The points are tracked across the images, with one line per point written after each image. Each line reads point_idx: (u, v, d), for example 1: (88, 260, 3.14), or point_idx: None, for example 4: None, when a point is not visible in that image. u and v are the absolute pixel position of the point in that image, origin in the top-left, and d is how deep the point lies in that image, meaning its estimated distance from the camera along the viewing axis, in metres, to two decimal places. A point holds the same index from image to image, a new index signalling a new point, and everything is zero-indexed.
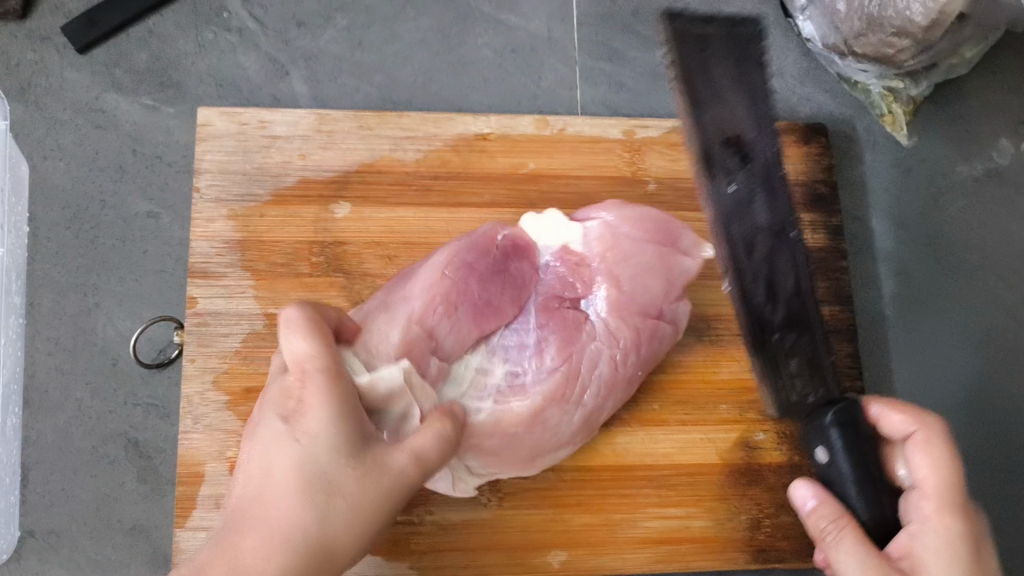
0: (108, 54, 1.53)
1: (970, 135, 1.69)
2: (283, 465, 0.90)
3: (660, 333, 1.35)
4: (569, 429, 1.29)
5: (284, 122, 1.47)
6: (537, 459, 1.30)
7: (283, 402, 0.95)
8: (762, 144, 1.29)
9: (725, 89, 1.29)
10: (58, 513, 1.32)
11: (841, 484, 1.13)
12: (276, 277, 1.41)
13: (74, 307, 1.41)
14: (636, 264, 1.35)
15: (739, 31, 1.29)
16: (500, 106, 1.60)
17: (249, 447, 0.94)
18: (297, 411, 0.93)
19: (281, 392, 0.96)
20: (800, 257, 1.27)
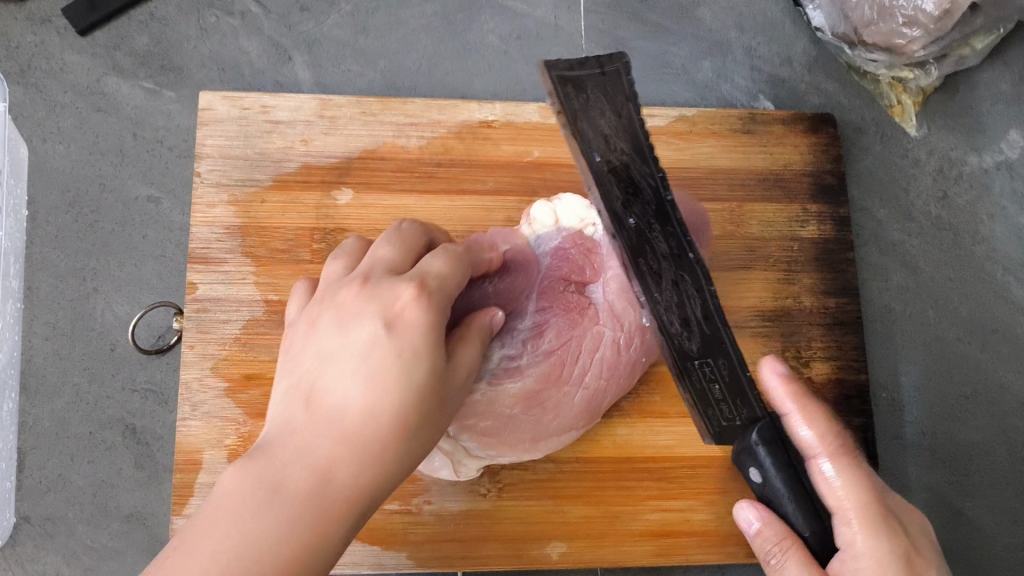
0: (110, 37, 1.51)
1: (981, 127, 1.66)
2: (378, 373, 0.84)
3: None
4: (572, 412, 1.28)
5: (287, 107, 1.45)
6: (537, 442, 1.27)
7: (386, 303, 0.89)
8: (654, 175, 1.11)
9: (603, 131, 1.12)
10: (55, 499, 1.31)
11: (778, 501, 1.01)
12: (276, 263, 1.39)
13: (73, 291, 1.40)
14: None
15: (609, 62, 1.12)
16: (505, 93, 1.58)
17: (334, 337, 0.89)
18: (399, 317, 0.88)
19: (387, 292, 0.91)
20: (701, 279, 1.10)
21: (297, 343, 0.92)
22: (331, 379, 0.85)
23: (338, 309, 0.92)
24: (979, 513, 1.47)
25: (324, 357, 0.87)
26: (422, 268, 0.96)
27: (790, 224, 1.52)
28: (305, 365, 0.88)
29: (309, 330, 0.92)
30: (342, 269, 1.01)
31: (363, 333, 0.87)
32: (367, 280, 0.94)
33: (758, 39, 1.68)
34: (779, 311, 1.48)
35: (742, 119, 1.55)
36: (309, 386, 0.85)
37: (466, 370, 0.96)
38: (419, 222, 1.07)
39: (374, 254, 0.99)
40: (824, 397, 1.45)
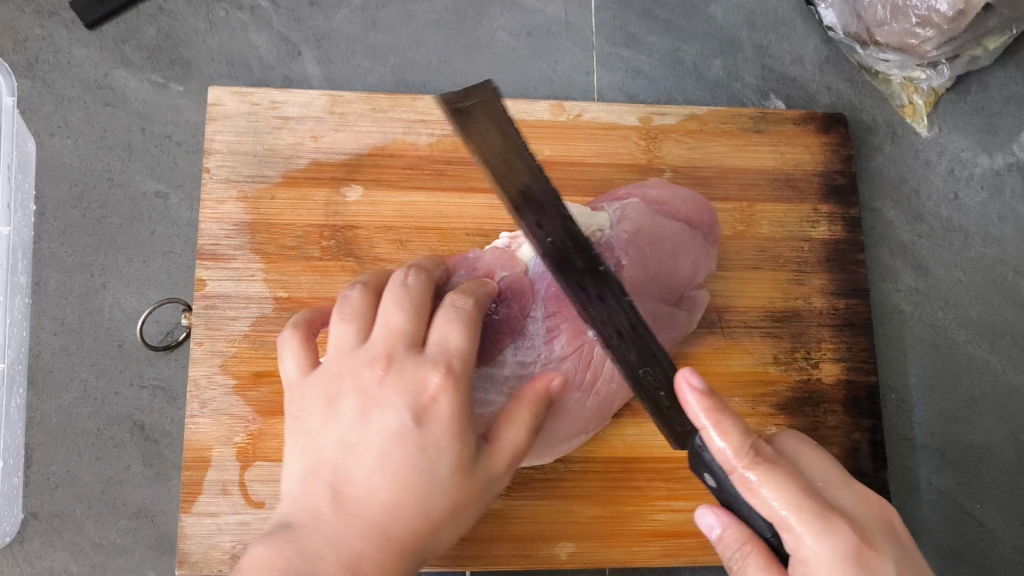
0: (118, 30, 1.50)
1: (992, 128, 1.66)
2: (403, 470, 0.99)
3: (677, 320, 1.37)
4: (585, 417, 1.29)
5: (297, 102, 1.44)
6: (550, 449, 1.28)
7: (415, 394, 1.01)
8: (551, 194, 1.14)
9: (497, 152, 1.14)
10: (63, 496, 1.31)
11: (738, 503, 0.99)
12: (285, 260, 1.38)
13: (81, 287, 1.39)
14: (659, 247, 1.35)
15: (481, 93, 1.15)
16: (515, 90, 1.57)
17: (359, 425, 1.02)
18: (427, 413, 1.01)
19: (414, 379, 1.02)
20: (615, 290, 1.13)
21: (318, 425, 1.04)
22: (358, 470, 0.99)
23: (362, 394, 1.03)
24: (988, 514, 1.47)
25: (348, 444, 1.01)
26: (442, 344, 1.06)
27: (800, 224, 1.51)
28: (329, 449, 1.02)
29: (327, 411, 1.04)
30: (350, 335, 1.09)
31: (389, 426, 1.00)
32: (390, 362, 1.04)
33: (769, 38, 1.67)
34: (789, 312, 1.48)
35: (753, 119, 1.54)
36: (335, 473, 1.00)
37: (502, 447, 1.07)
38: (424, 274, 1.13)
39: (388, 323, 1.07)
40: (834, 399, 1.45)
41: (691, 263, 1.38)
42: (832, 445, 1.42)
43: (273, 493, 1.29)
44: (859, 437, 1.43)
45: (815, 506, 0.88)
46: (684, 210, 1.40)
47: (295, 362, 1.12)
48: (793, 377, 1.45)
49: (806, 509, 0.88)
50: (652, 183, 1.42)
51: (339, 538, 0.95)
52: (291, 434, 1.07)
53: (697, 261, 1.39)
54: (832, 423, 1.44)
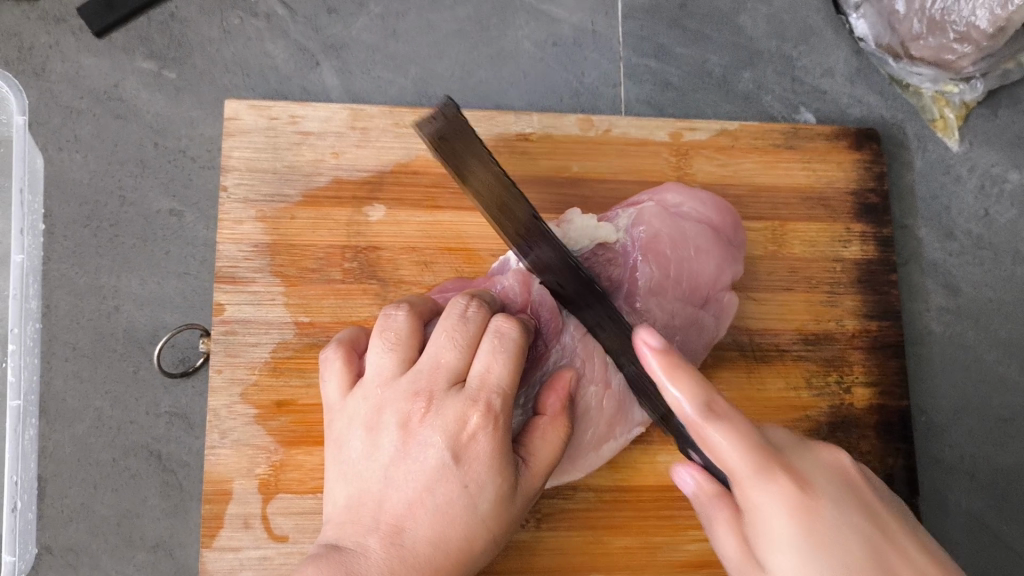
0: (128, 39, 1.44)
1: (1022, 143, 1.63)
2: (443, 503, 0.99)
3: (702, 325, 1.34)
4: (604, 417, 1.27)
5: (317, 117, 1.39)
6: (577, 461, 1.26)
7: (455, 434, 1.00)
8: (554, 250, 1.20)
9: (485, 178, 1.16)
10: (78, 529, 1.26)
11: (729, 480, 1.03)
12: (306, 283, 1.34)
13: (93, 310, 1.34)
14: (680, 248, 1.33)
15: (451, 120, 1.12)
16: (541, 103, 1.51)
17: (399, 458, 1.01)
18: (467, 451, 1.00)
19: (456, 417, 1.01)
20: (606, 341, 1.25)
21: (359, 452, 1.04)
22: (399, 502, 0.99)
23: (402, 425, 1.02)
24: (1016, 539, 1.46)
25: (390, 475, 1.01)
26: (484, 377, 1.03)
27: (832, 244, 1.48)
28: (372, 478, 1.02)
29: (368, 437, 1.04)
30: (393, 364, 1.06)
31: (429, 460, 1.00)
32: (432, 397, 1.02)
33: (799, 49, 1.63)
34: (820, 335, 1.44)
35: (786, 135, 1.50)
36: (378, 503, 1.00)
37: (542, 469, 1.09)
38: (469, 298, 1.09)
39: (435, 355, 1.05)
40: (866, 424, 1.43)
41: (715, 264, 1.35)
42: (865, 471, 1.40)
43: (296, 526, 1.25)
44: (894, 463, 1.41)
45: (763, 462, 0.90)
46: (703, 211, 1.37)
47: (338, 382, 1.10)
48: (825, 402, 1.42)
49: (752, 460, 0.90)
50: (669, 187, 1.39)
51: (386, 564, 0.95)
52: (331, 459, 1.07)
53: (724, 261, 1.35)
54: (865, 449, 1.41)
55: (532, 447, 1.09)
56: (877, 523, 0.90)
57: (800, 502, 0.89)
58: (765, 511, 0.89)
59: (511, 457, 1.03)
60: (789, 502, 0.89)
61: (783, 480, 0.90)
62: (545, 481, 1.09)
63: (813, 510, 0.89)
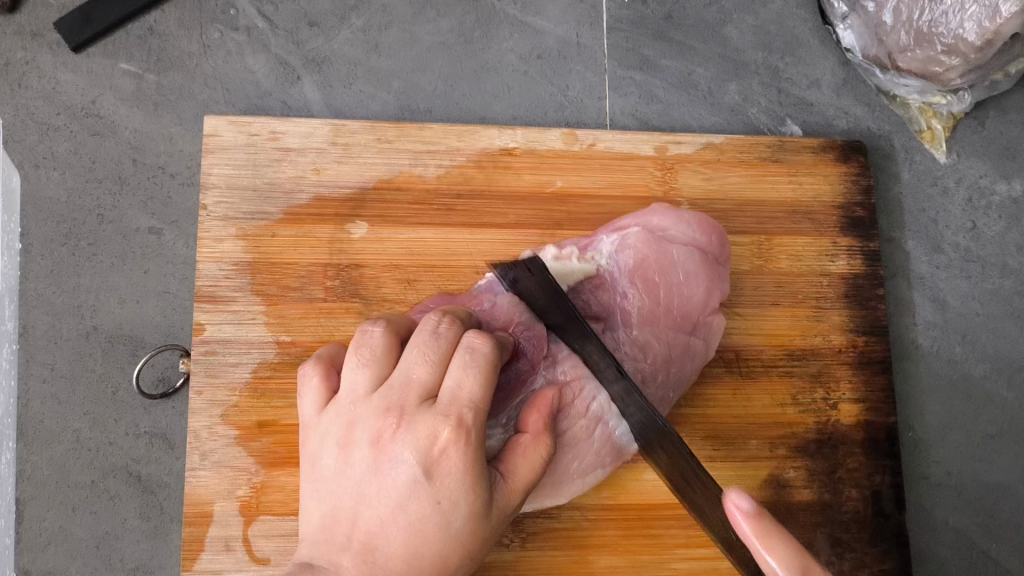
0: (106, 54, 1.42)
1: (1009, 154, 1.62)
2: (416, 520, 0.98)
3: (694, 352, 1.32)
4: (592, 449, 1.28)
5: (298, 133, 1.37)
6: (562, 486, 1.27)
7: (426, 449, 0.98)
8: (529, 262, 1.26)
9: None
10: (56, 553, 1.25)
11: None
12: (287, 302, 1.32)
13: (71, 330, 1.32)
14: (667, 274, 1.32)
15: None
16: (525, 116, 1.50)
17: (372, 475, 1.00)
18: (439, 466, 0.98)
19: (426, 433, 0.99)
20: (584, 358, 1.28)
21: (333, 469, 1.03)
22: (372, 520, 0.98)
23: (374, 442, 1.01)
24: (1005, 555, 1.45)
25: (362, 493, 1.00)
26: (455, 392, 1.01)
27: (820, 259, 1.47)
28: (345, 496, 1.01)
29: (341, 455, 1.03)
30: (366, 381, 1.05)
31: (401, 478, 0.99)
32: (402, 413, 1.01)
33: (785, 60, 1.61)
34: (807, 350, 1.44)
35: (771, 148, 1.49)
36: (351, 520, 1.00)
37: (522, 485, 1.07)
38: (443, 318, 1.10)
39: (407, 371, 1.04)
40: (853, 440, 1.42)
41: (704, 289, 1.33)
42: (851, 487, 1.40)
43: (278, 549, 1.24)
44: (879, 479, 1.41)
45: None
46: (691, 234, 1.34)
47: (314, 398, 1.09)
48: (812, 419, 1.41)
49: None
50: (657, 208, 1.36)
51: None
52: (307, 477, 1.06)
53: (712, 286, 1.34)
54: (851, 465, 1.41)
55: (512, 465, 1.08)
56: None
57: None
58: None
59: (486, 473, 1.01)
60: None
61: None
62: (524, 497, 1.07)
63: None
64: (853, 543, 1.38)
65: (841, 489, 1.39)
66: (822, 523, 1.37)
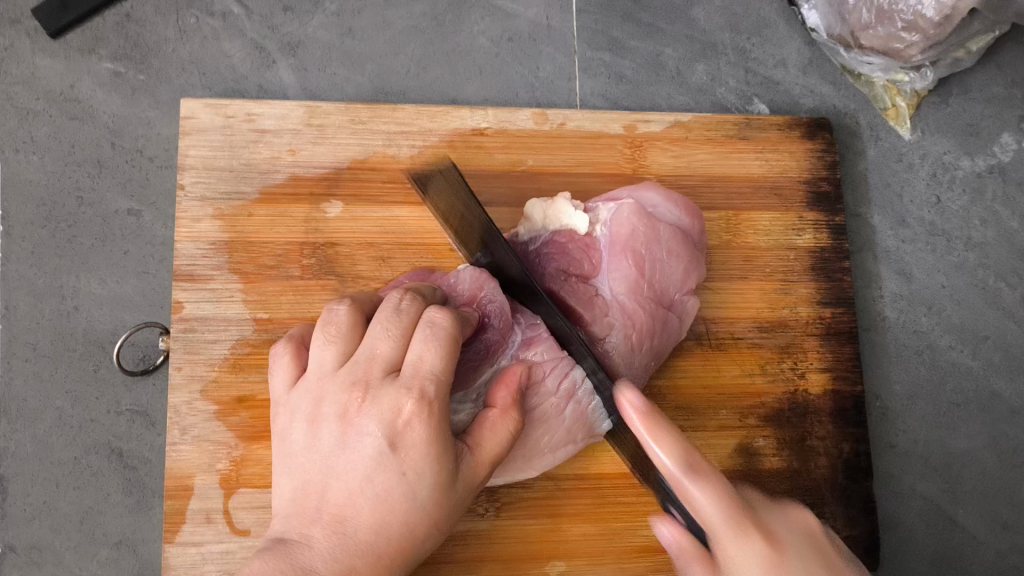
0: (83, 40, 1.45)
1: (971, 131, 1.66)
2: (383, 491, 0.98)
3: (669, 327, 1.35)
4: (563, 425, 1.28)
5: (273, 115, 1.40)
6: (533, 460, 1.27)
7: (390, 422, 0.99)
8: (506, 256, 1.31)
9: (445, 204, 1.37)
10: (40, 527, 1.27)
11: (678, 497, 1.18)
12: (264, 279, 1.35)
13: (52, 310, 1.34)
14: (654, 248, 1.36)
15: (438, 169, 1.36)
16: (496, 98, 1.53)
17: (339, 449, 1.00)
18: (403, 438, 0.99)
19: (390, 406, 0.99)
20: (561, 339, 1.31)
21: (301, 444, 1.02)
22: (340, 492, 0.98)
23: (341, 416, 1.01)
24: (971, 520, 1.49)
25: (330, 466, 1.00)
26: (417, 365, 1.02)
27: (786, 233, 1.51)
28: (313, 469, 1.00)
29: (309, 430, 1.02)
30: (333, 357, 1.05)
31: (366, 450, 0.99)
32: (367, 387, 1.01)
33: (752, 41, 1.65)
34: (775, 323, 1.47)
35: (738, 126, 1.53)
36: (320, 493, 0.99)
37: (490, 457, 1.07)
38: (408, 297, 1.10)
39: (371, 347, 1.04)
40: (820, 409, 1.45)
41: (682, 269, 1.38)
42: (819, 455, 1.43)
43: (258, 521, 1.26)
44: (847, 446, 1.44)
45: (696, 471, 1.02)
46: (676, 212, 1.39)
47: (285, 375, 1.09)
48: (780, 389, 1.45)
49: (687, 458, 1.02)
50: (649, 186, 1.41)
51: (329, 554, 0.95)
52: (277, 454, 1.05)
53: (689, 265, 1.38)
54: (819, 433, 1.44)
55: (479, 437, 1.07)
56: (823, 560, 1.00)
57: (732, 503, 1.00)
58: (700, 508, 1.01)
59: (450, 446, 1.01)
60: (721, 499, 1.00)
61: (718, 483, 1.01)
62: (492, 469, 1.07)
63: (782, 564, 0.98)
64: (824, 509, 1.41)
65: (809, 457, 1.43)
66: (792, 490, 1.41)
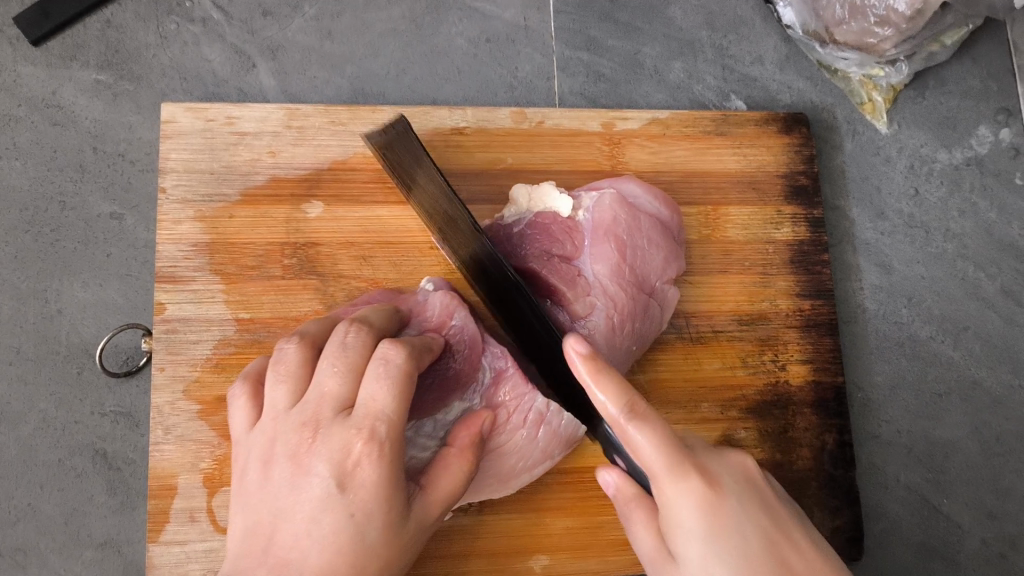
0: (65, 47, 1.46)
1: (948, 124, 1.68)
2: (332, 535, 0.93)
3: (650, 313, 1.37)
4: (538, 448, 1.27)
5: (253, 117, 1.42)
6: (509, 480, 1.28)
7: (340, 460, 0.95)
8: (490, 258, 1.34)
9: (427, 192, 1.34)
10: (24, 529, 1.27)
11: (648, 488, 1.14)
12: (246, 280, 1.36)
13: (35, 314, 1.35)
14: (636, 236, 1.37)
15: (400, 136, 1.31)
16: (475, 98, 1.54)
17: (289, 490, 0.96)
18: (353, 477, 0.95)
19: (340, 445, 0.96)
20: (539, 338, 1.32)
21: (253, 484, 0.98)
22: (288, 534, 0.93)
23: (292, 456, 0.97)
24: (955, 509, 1.49)
25: (279, 507, 0.95)
26: (368, 404, 0.98)
27: (764, 227, 1.52)
28: (264, 511, 0.96)
29: (260, 470, 0.98)
30: (285, 397, 1.03)
31: (315, 490, 0.95)
32: (317, 426, 0.98)
33: (728, 38, 1.67)
34: (755, 315, 1.48)
35: (716, 122, 1.54)
36: (267, 538, 0.93)
37: (442, 499, 1.05)
38: (361, 332, 1.08)
39: (321, 386, 1.01)
40: (802, 402, 1.46)
41: (662, 259, 1.40)
42: (802, 447, 1.44)
43: None
44: (829, 437, 1.45)
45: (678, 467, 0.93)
46: (656, 207, 1.41)
47: (242, 417, 1.06)
48: (762, 380, 1.46)
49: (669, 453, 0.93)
50: (630, 178, 1.43)
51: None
52: (233, 493, 1.01)
53: (668, 257, 1.40)
54: (801, 424, 1.45)
55: (432, 478, 1.06)
56: (777, 522, 0.94)
57: (707, 499, 0.93)
58: (676, 506, 0.93)
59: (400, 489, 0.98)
60: (697, 499, 0.92)
61: (695, 480, 0.93)
62: (445, 510, 1.05)
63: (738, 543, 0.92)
64: (808, 499, 1.42)
65: (791, 448, 1.43)
66: (774, 482, 1.42)
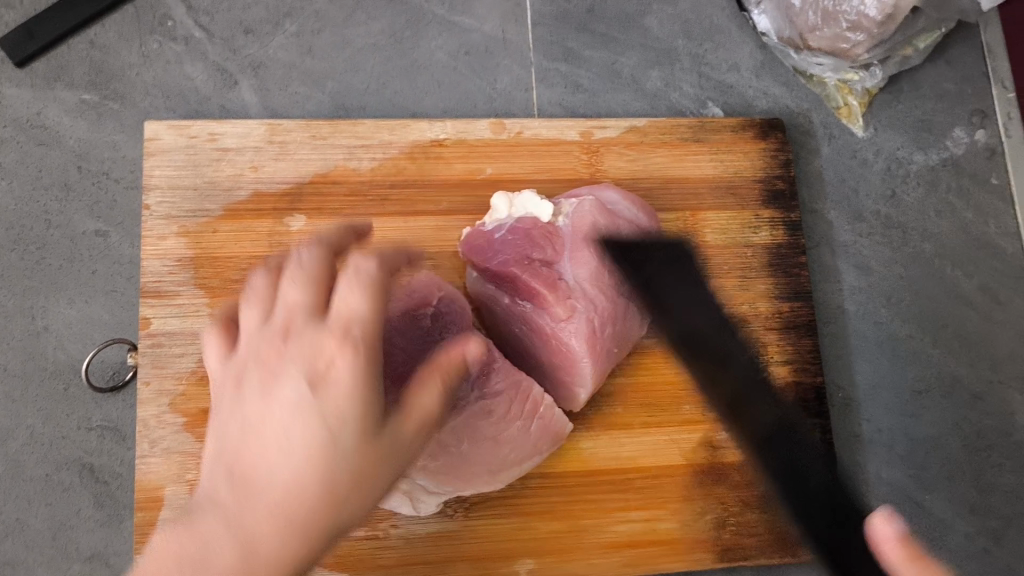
0: (49, 68, 1.49)
1: (924, 125, 1.70)
2: (300, 436, 0.88)
3: (632, 315, 1.42)
4: (529, 441, 1.32)
5: (235, 134, 1.44)
6: (498, 474, 1.30)
7: (310, 361, 0.91)
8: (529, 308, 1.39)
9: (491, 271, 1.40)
10: (13, 544, 1.28)
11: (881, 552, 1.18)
12: (230, 293, 1.38)
13: (22, 331, 1.37)
14: (615, 241, 1.42)
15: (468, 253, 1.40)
16: (455, 110, 1.57)
17: (258, 399, 0.92)
18: (327, 377, 0.90)
19: (310, 347, 0.92)
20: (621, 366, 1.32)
21: (224, 405, 0.94)
22: (256, 446, 0.88)
23: (262, 369, 0.93)
24: (938, 505, 1.50)
25: (248, 420, 0.90)
26: (343, 309, 0.94)
27: (742, 231, 1.54)
28: (232, 428, 0.91)
29: (234, 390, 0.94)
30: (258, 315, 0.99)
31: (287, 396, 0.90)
32: (288, 333, 0.95)
33: (705, 46, 1.69)
34: (735, 318, 1.50)
35: (692, 129, 1.56)
36: (235, 450, 0.89)
37: (424, 411, 0.97)
38: (322, 247, 1.03)
39: (286, 300, 0.98)
40: (783, 403, 1.48)
41: None
42: None
43: None
44: (809, 436, 1.48)
45: None
46: (635, 212, 1.45)
47: (217, 346, 1.06)
48: None
49: None
50: (608, 186, 1.47)
51: (242, 518, 0.84)
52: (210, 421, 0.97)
53: None
54: None
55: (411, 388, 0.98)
56: None
57: None
58: None
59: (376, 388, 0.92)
60: None
61: None
62: (430, 424, 0.97)
63: None
64: None
65: None
66: (754, 481, 1.45)
